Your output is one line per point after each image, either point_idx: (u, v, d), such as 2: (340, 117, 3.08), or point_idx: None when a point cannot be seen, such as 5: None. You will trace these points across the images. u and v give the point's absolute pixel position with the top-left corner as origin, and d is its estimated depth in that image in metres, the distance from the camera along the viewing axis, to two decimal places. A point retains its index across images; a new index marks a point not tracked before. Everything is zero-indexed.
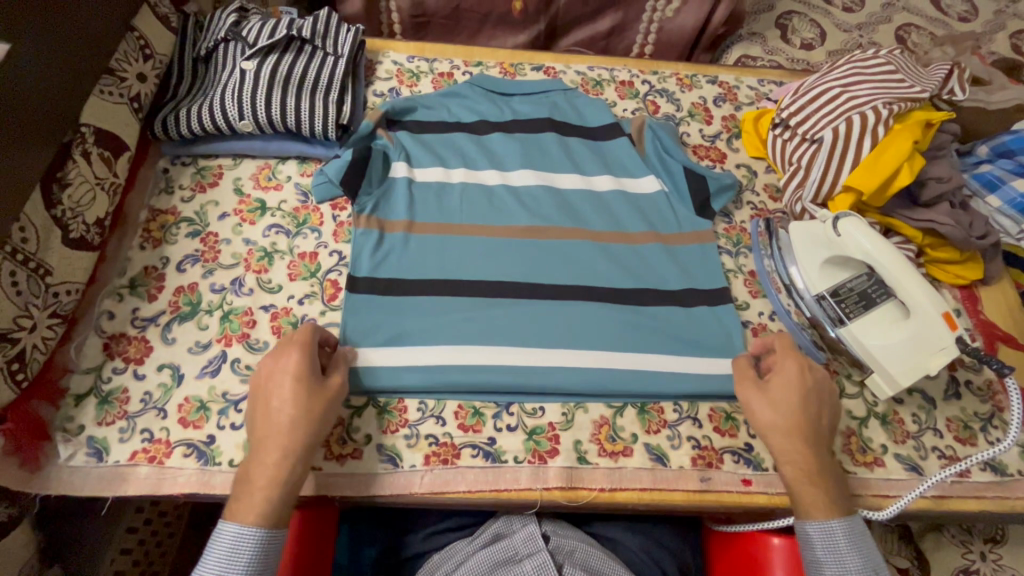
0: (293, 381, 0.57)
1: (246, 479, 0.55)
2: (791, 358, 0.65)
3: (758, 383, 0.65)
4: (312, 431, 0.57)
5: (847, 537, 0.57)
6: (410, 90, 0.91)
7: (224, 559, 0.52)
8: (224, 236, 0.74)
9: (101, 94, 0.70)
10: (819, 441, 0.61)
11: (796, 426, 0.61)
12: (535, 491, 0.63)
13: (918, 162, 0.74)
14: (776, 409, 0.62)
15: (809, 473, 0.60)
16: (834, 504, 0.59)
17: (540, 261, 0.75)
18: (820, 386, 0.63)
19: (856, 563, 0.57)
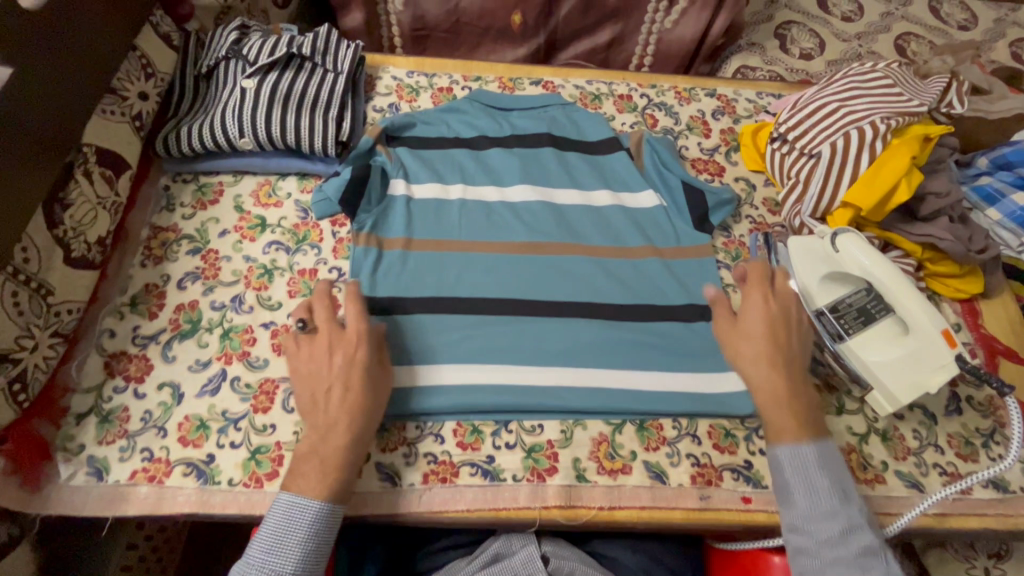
0: (358, 367, 0.61)
1: (314, 460, 0.58)
2: (756, 292, 0.70)
3: (731, 322, 0.69)
4: (373, 414, 0.61)
5: (817, 456, 0.59)
6: (409, 105, 0.92)
7: (280, 529, 0.55)
8: (225, 253, 0.75)
9: (103, 114, 0.71)
10: (788, 367, 0.64)
11: (763, 356, 0.65)
12: (533, 510, 0.63)
13: (916, 178, 0.74)
14: (741, 342, 0.67)
15: (778, 394, 0.62)
16: (802, 425, 0.60)
17: (538, 277, 0.75)
18: (784, 318, 0.68)
19: (825, 483, 0.57)
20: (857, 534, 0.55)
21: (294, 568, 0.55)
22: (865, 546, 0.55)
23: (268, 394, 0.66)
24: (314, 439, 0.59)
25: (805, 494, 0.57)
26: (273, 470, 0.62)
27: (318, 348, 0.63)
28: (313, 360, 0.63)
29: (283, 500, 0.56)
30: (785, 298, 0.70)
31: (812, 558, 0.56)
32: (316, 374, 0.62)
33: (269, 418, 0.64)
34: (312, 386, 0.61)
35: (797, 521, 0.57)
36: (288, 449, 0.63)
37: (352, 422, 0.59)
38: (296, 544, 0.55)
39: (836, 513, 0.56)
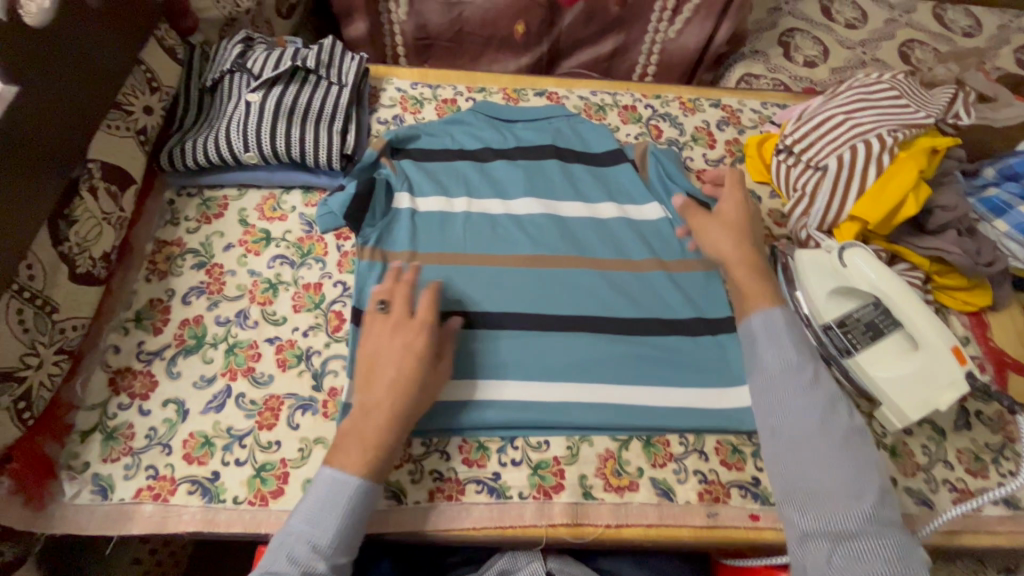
0: (418, 357, 0.61)
1: (356, 436, 0.57)
2: (729, 190, 0.75)
3: (710, 215, 0.74)
4: (418, 407, 0.60)
5: (786, 324, 0.64)
6: (413, 117, 0.92)
7: (321, 501, 0.54)
8: (229, 268, 0.74)
9: (107, 129, 0.71)
10: (759, 252, 0.71)
11: (736, 244, 0.71)
12: (540, 528, 0.62)
13: (925, 192, 0.73)
14: (715, 231, 0.72)
15: (750, 273, 0.69)
16: (774, 297, 0.66)
17: (543, 291, 0.75)
18: (749, 213, 0.74)
19: (790, 343, 0.63)
20: (819, 390, 0.60)
21: (331, 544, 0.53)
22: (825, 398, 0.59)
23: (273, 410, 0.65)
24: (359, 415, 0.59)
25: (772, 355, 0.63)
26: (278, 488, 0.61)
27: (387, 329, 0.63)
28: (380, 337, 0.63)
29: (325, 473, 0.56)
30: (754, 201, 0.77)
31: (778, 414, 0.60)
32: (379, 354, 0.61)
33: (274, 435, 0.64)
34: (369, 365, 0.61)
35: (764, 380, 0.63)
36: (293, 466, 0.62)
37: (396, 408, 0.58)
38: (333, 518, 0.54)
39: (797, 366, 0.61)
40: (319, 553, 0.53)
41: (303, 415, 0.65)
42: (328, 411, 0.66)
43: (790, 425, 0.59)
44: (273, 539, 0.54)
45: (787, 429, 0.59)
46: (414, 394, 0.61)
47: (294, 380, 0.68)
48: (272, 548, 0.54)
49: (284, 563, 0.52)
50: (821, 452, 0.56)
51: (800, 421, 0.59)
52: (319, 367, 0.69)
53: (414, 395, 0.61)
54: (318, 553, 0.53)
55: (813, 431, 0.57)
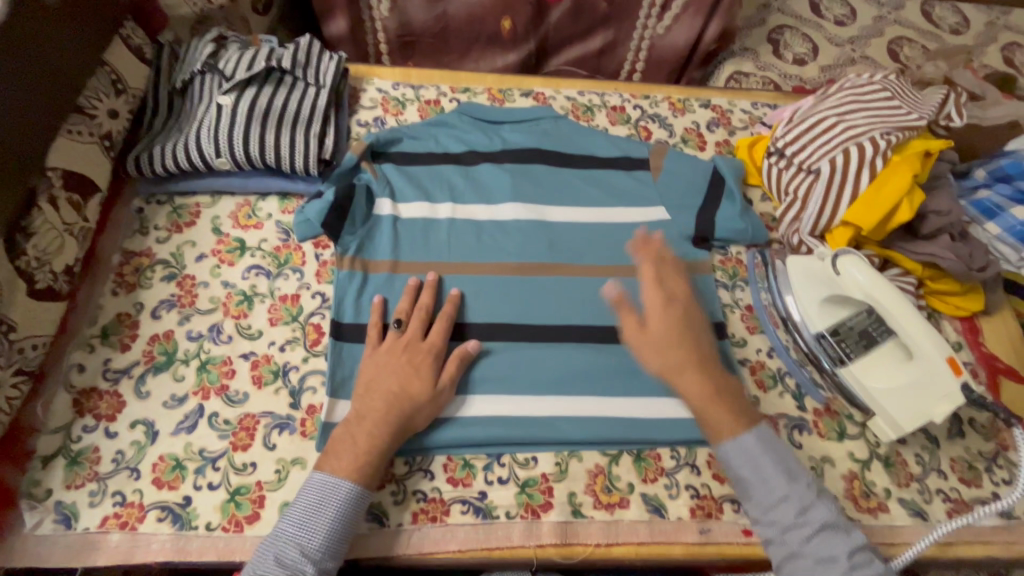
0: (421, 375, 0.62)
1: (349, 441, 0.57)
2: (648, 284, 0.68)
3: (640, 325, 0.65)
4: (413, 419, 0.60)
5: (760, 445, 0.59)
6: (395, 118, 0.88)
7: (310, 505, 0.54)
8: (202, 279, 0.71)
9: (69, 134, 0.67)
10: (706, 368, 0.62)
11: (684, 342, 0.63)
12: (527, 548, 0.60)
13: (918, 197, 0.72)
14: (657, 341, 0.63)
15: (711, 390, 0.61)
16: (737, 419, 0.60)
17: (530, 300, 0.73)
18: (686, 301, 0.67)
19: (768, 463, 0.58)
20: (817, 506, 0.56)
21: (320, 549, 0.53)
22: (823, 526, 0.55)
23: (247, 430, 0.62)
24: (352, 421, 0.59)
25: (756, 484, 0.58)
26: (254, 513, 0.58)
27: (396, 346, 0.64)
28: (388, 352, 0.63)
29: (316, 478, 0.55)
30: (681, 296, 0.67)
31: (783, 544, 0.56)
32: (382, 368, 0.62)
33: (250, 456, 0.61)
34: (372, 377, 0.61)
35: (758, 513, 0.58)
36: (269, 489, 0.60)
37: (390, 418, 0.58)
38: (323, 524, 0.53)
39: (789, 492, 0.56)
40: (307, 557, 0.52)
41: (280, 434, 0.63)
42: (306, 430, 0.63)
43: (799, 555, 0.55)
44: (258, 546, 0.53)
45: (796, 562, 0.55)
46: (394, 411, 0.59)
47: (270, 398, 0.65)
48: (258, 551, 0.52)
49: (272, 566, 0.51)
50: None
51: (812, 550, 0.54)
52: (297, 384, 0.66)
53: (394, 412, 0.59)
54: (306, 557, 0.52)
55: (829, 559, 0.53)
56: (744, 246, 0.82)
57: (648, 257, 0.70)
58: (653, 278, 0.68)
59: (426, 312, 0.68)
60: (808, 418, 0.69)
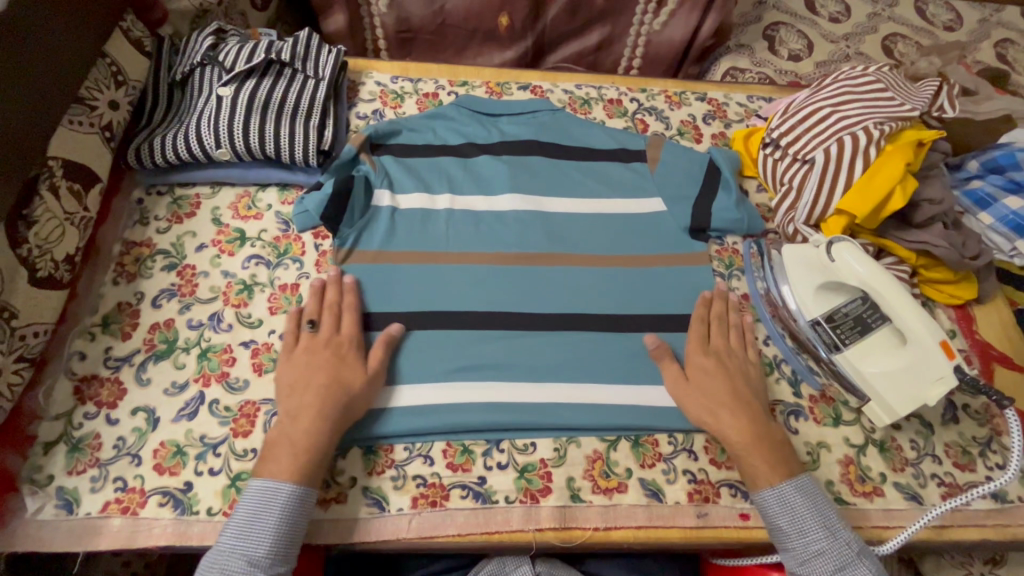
0: (348, 365, 0.62)
1: (285, 443, 0.57)
2: (693, 342, 0.69)
3: (681, 375, 0.67)
4: (350, 410, 0.60)
5: (802, 499, 0.59)
6: (394, 111, 0.89)
7: (254, 513, 0.53)
8: (202, 269, 0.72)
9: (69, 124, 0.68)
10: (749, 414, 0.63)
11: (725, 388, 0.65)
12: (527, 532, 0.61)
13: (911, 185, 0.73)
14: (697, 390, 0.65)
15: (753, 438, 0.62)
16: (776, 470, 0.60)
17: (527, 290, 0.73)
18: (733, 355, 0.69)
19: (810, 519, 0.58)
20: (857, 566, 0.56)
21: (267, 555, 0.53)
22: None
23: (248, 417, 0.63)
24: (286, 422, 0.59)
25: (795, 537, 0.58)
26: None
27: (314, 345, 0.64)
28: (305, 352, 0.63)
29: (256, 485, 0.55)
30: (723, 350, 0.69)
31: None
32: (304, 367, 0.62)
33: (250, 442, 0.62)
34: (294, 377, 0.61)
35: (795, 563, 0.58)
36: None
37: (324, 412, 0.58)
38: (268, 530, 0.53)
39: (827, 547, 0.57)
40: (255, 565, 0.52)
41: None
42: None
43: None
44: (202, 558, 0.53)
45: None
46: (329, 405, 0.59)
47: (270, 385, 0.65)
48: (202, 567, 0.52)
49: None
50: None
51: None
52: None
53: (329, 405, 0.59)
54: (254, 567, 0.52)
55: None
56: (740, 236, 0.82)
57: (703, 312, 0.72)
58: (699, 334, 0.70)
59: (336, 306, 0.67)
60: (804, 405, 0.70)
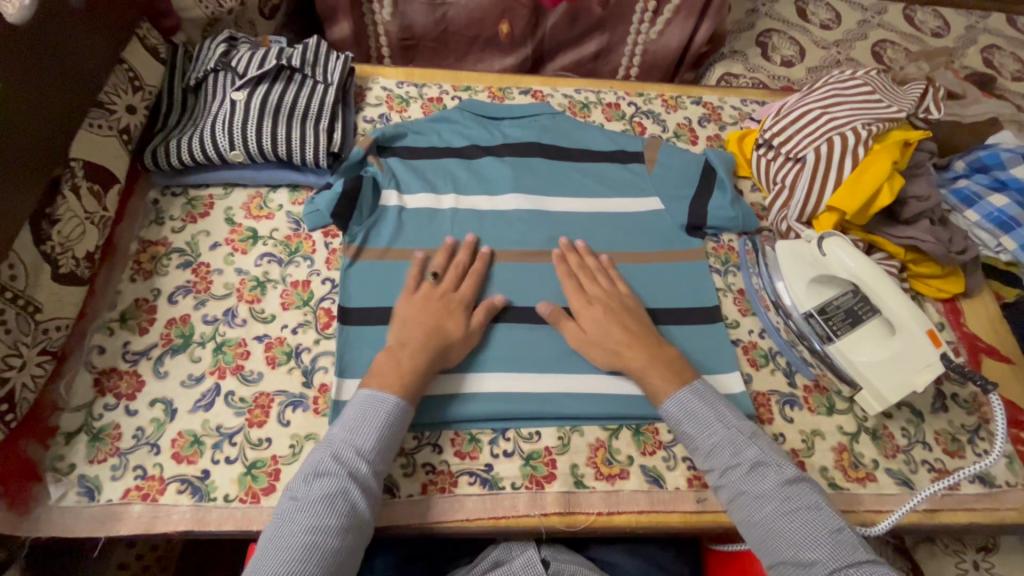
0: (454, 318, 0.68)
1: (392, 363, 0.62)
2: (572, 292, 0.73)
3: (574, 322, 0.71)
4: (446, 354, 0.66)
5: (695, 398, 0.63)
6: (400, 115, 0.92)
7: (363, 414, 0.58)
8: (216, 267, 0.74)
9: (90, 128, 0.71)
10: (640, 340, 0.68)
11: (619, 327, 0.69)
12: (532, 517, 0.63)
13: (897, 182, 0.76)
14: (595, 336, 0.69)
15: (649, 360, 0.66)
16: (671, 380, 0.65)
17: (530, 286, 0.76)
18: (617, 295, 0.73)
19: (704, 413, 0.62)
20: (751, 448, 0.60)
21: (372, 451, 0.57)
22: (753, 464, 0.59)
23: (262, 407, 0.65)
24: (394, 348, 0.64)
25: (695, 433, 0.62)
26: (269, 485, 0.61)
27: (433, 292, 0.70)
28: (425, 297, 0.69)
29: (365, 391, 0.60)
30: (611, 294, 0.72)
31: (727, 484, 0.59)
32: (417, 308, 0.68)
33: (265, 432, 0.64)
34: (405, 317, 0.67)
35: (703, 460, 0.62)
36: (284, 463, 0.62)
37: (427, 346, 0.64)
38: (373, 429, 0.58)
39: (722, 436, 0.61)
40: (362, 457, 0.56)
41: (294, 411, 0.65)
42: (319, 408, 0.66)
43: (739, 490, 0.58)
44: (314, 446, 0.57)
45: (740, 500, 0.58)
46: (431, 344, 0.65)
47: (284, 377, 0.67)
48: (315, 453, 0.57)
49: (329, 462, 0.55)
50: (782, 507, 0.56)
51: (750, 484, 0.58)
52: (310, 364, 0.69)
53: (431, 345, 0.64)
54: (361, 457, 0.56)
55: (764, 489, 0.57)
56: (736, 233, 0.85)
57: (567, 268, 0.76)
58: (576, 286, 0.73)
59: (453, 271, 0.73)
60: (798, 395, 0.73)
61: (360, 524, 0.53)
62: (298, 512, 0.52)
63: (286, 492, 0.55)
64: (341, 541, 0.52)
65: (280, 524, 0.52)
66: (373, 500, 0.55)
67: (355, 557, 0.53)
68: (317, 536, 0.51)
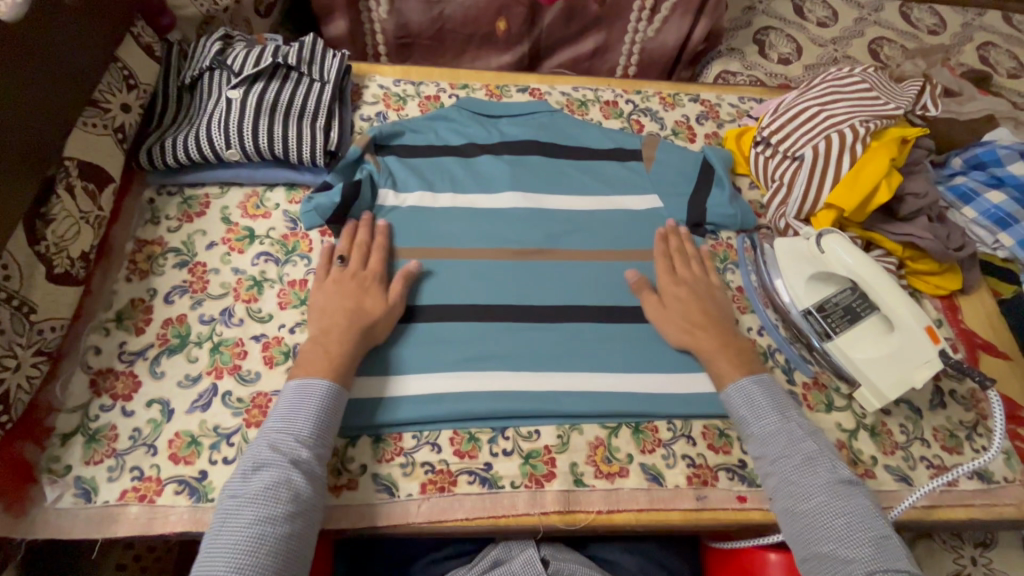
0: (372, 294, 0.69)
1: (320, 351, 0.63)
2: (661, 271, 0.76)
3: (657, 298, 0.74)
4: (372, 332, 0.66)
5: (759, 388, 0.65)
6: (397, 113, 0.92)
7: (297, 402, 0.59)
8: (213, 266, 0.74)
9: (84, 126, 0.70)
10: (719, 325, 0.71)
11: (698, 309, 0.72)
12: (532, 516, 0.63)
13: (896, 179, 0.76)
14: (674, 313, 0.73)
15: (721, 345, 0.69)
16: (740, 367, 0.67)
17: (529, 284, 0.76)
18: (700, 280, 0.76)
19: (766, 404, 0.64)
20: (807, 442, 0.61)
21: (312, 436, 0.57)
22: (808, 458, 0.60)
23: (260, 407, 0.65)
24: (316, 337, 0.65)
25: (752, 420, 0.63)
26: None
27: (343, 276, 0.70)
28: (335, 282, 0.70)
29: (294, 381, 0.60)
30: (689, 276, 0.76)
31: (775, 472, 0.60)
32: (333, 295, 0.68)
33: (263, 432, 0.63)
34: (324, 304, 0.67)
35: (755, 447, 0.63)
36: None
37: (349, 328, 0.65)
38: (308, 414, 0.58)
39: (779, 426, 0.62)
40: (302, 442, 0.56)
41: None
42: None
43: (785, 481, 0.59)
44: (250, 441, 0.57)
45: (788, 488, 0.59)
46: (353, 326, 0.65)
47: (282, 377, 0.67)
48: (252, 447, 0.56)
49: (268, 453, 0.55)
50: (827, 501, 0.56)
51: (798, 475, 0.59)
52: None
53: (353, 327, 0.65)
54: (301, 443, 0.56)
55: (813, 482, 0.58)
56: (734, 231, 0.85)
57: (663, 248, 0.78)
58: (665, 263, 0.77)
59: (367, 246, 0.73)
60: (797, 392, 0.73)
61: (307, 508, 0.54)
62: (241, 507, 0.51)
63: (225, 490, 0.54)
64: (289, 527, 0.52)
65: (221, 522, 0.51)
66: (319, 483, 0.56)
67: (309, 540, 0.53)
68: (264, 527, 0.50)
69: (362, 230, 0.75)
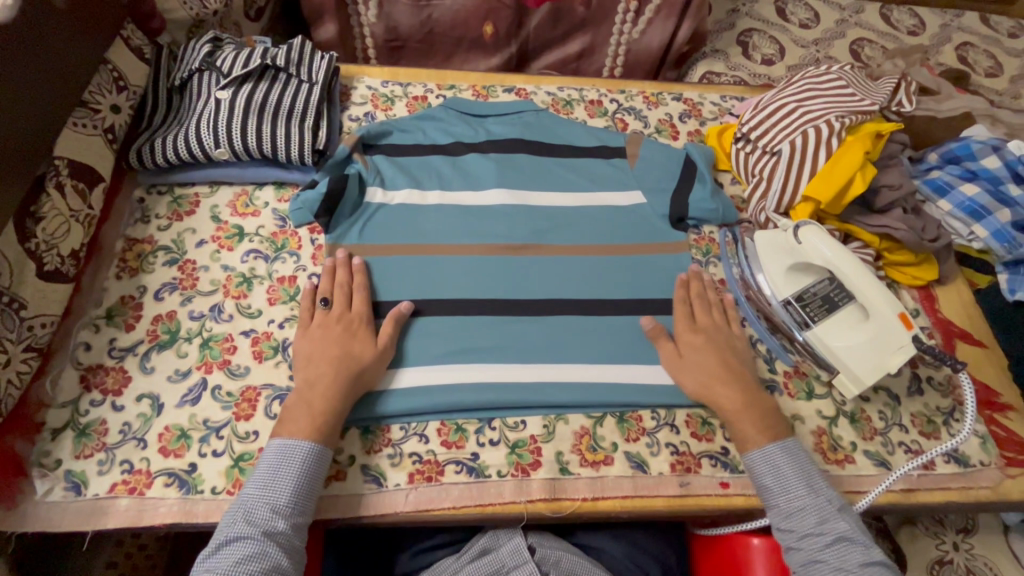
0: (359, 339, 0.67)
1: (303, 407, 0.61)
2: (680, 320, 0.74)
3: (674, 349, 0.72)
4: (362, 377, 0.65)
5: (786, 460, 0.63)
6: (385, 114, 0.93)
7: (274, 469, 0.57)
8: (202, 263, 0.75)
9: (73, 126, 0.71)
10: (742, 384, 0.68)
11: (718, 362, 0.70)
12: (519, 504, 0.64)
13: (870, 172, 0.79)
14: (691, 363, 0.70)
15: (742, 407, 0.66)
16: (765, 432, 0.65)
17: (515, 278, 0.77)
18: (720, 330, 0.74)
19: (795, 477, 0.62)
20: (839, 521, 0.59)
21: (289, 504, 0.56)
22: (840, 537, 0.58)
23: (249, 401, 0.66)
24: (303, 390, 0.63)
25: (778, 493, 0.62)
26: None
27: (328, 320, 0.68)
28: (319, 328, 0.67)
29: (276, 443, 0.59)
30: (707, 328, 0.73)
31: (802, 548, 0.59)
32: (318, 341, 0.66)
33: (252, 425, 0.64)
34: (310, 351, 0.65)
35: (779, 519, 0.61)
36: None
37: (337, 378, 0.63)
38: (287, 482, 0.57)
39: (810, 502, 0.60)
40: (278, 513, 0.55)
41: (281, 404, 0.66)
42: None
43: (813, 559, 0.58)
44: (225, 510, 0.56)
45: (815, 566, 0.58)
46: (341, 373, 0.63)
47: (271, 371, 0.68)
48: (228, 516, 0.55)
49: (243, 526, 0.54)
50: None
51: (830, 555, 0.58)
52: None
53: (342, 374, 0.63)
54: (276, 513, 0.55)
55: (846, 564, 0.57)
56: (716, 226, 0.87)
57: (684, 295, 0.77)
58: (683, 313, 0.75)
59: (347, 284, 0.72)
60: (778, 380, 0.74)
61: None
62: None
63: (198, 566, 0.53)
64: None
65: None
66: (296, 553, 0.56)
67: None
68: None
69: (340, 270, 0.73)
